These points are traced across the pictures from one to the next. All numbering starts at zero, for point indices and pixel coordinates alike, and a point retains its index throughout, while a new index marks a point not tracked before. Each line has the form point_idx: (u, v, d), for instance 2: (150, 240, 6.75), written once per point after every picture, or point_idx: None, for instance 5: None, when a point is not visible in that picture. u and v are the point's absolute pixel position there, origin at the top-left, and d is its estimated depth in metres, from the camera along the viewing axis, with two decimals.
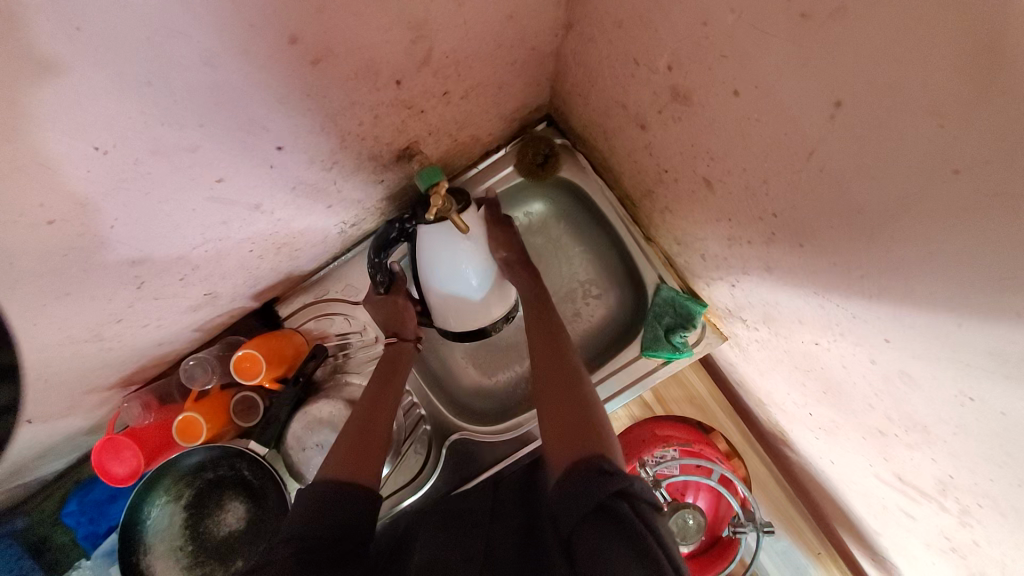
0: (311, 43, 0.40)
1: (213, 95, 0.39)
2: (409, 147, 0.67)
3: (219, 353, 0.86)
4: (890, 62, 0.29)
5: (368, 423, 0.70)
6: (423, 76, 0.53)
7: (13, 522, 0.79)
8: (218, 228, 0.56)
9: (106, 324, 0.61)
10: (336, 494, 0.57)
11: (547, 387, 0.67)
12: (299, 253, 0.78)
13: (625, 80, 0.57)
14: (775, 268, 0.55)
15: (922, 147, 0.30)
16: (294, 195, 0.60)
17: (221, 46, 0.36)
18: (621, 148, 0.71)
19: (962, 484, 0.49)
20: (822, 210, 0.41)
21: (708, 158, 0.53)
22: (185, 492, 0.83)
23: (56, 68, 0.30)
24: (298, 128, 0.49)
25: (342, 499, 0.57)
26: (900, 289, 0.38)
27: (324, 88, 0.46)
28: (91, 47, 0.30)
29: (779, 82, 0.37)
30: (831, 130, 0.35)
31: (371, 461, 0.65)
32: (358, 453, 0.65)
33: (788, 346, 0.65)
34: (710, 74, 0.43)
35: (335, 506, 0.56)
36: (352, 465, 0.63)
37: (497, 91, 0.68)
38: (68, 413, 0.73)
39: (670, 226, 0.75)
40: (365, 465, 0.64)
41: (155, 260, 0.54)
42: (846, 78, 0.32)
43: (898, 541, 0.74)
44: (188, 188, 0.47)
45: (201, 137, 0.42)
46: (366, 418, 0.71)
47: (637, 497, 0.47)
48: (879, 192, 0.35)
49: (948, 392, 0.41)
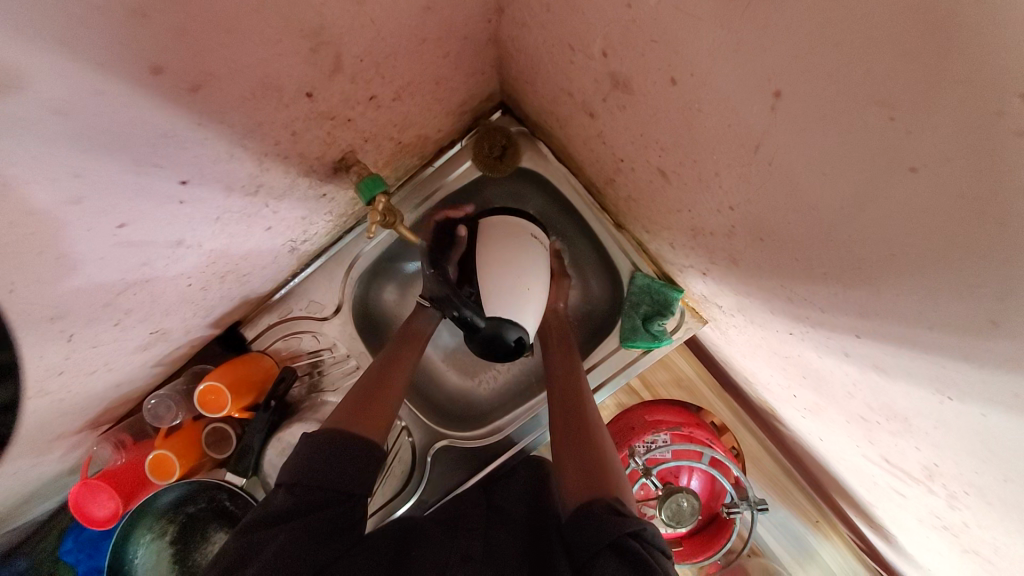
0: (183, 69, 0.35)
1: (82, 141, 0.34)
2: (345, 158, 0.61)
3: (185, 387, 0.83)
4: (828, 47, 0.24)
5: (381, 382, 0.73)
6: (338, 83, 0.48)
7: (15, 564, 0.76)
8: (141, 270, 0.52)
9: (48, 379, 0.57)
10: (330, 453, 0.61)
11: (569, 426, 0.72)
12: (249, 277, 0.74)
13: (566, 67, 0.52)
14: (740, 260, 0.51)
15: (872, 142, 0.25)
16: (222, 224, 0.56)
17: (71, 90, 0.31)
18: (576, 137, 0.66)
19: (947, 472, 0.47)
20: (776, 204, 0.37)
21: (659, 148, 0.48)
22: (169, 528, 0.82)
23: None
24: (200, 159, 0.44)
25: (336, 457, 0.60)
26: (864, 288, 0.35)
27: (218, 114, 0.41)
28: None
29: (716, 71, 0.32)
30: (774, 124, 0.31)
31: (376, 419, 0.68)
32: (363, 410, 0.69)
33: (764, 334, 0.62)
34: (644, 60, 0.38)
35: (331, 462, 0.60)
36: (355, 421, 0.67)
37: (435, 87, 0.62)
38: (39, 461, 0.71)
39: (635, 214, 0.70)
40: (368, 422, 0.68)
41: (77, 312, 0.50)
42: (782, 63, 0.27)
43: (892, 513, 0.73)
44: (89, 239, 0.42)
45: (82, 186, 0.37)
46: (378, 378, 0.74)
47: (649, 539, 0.54)
48: (832, 190, 0.31)
49: (925, 390, 0.38)
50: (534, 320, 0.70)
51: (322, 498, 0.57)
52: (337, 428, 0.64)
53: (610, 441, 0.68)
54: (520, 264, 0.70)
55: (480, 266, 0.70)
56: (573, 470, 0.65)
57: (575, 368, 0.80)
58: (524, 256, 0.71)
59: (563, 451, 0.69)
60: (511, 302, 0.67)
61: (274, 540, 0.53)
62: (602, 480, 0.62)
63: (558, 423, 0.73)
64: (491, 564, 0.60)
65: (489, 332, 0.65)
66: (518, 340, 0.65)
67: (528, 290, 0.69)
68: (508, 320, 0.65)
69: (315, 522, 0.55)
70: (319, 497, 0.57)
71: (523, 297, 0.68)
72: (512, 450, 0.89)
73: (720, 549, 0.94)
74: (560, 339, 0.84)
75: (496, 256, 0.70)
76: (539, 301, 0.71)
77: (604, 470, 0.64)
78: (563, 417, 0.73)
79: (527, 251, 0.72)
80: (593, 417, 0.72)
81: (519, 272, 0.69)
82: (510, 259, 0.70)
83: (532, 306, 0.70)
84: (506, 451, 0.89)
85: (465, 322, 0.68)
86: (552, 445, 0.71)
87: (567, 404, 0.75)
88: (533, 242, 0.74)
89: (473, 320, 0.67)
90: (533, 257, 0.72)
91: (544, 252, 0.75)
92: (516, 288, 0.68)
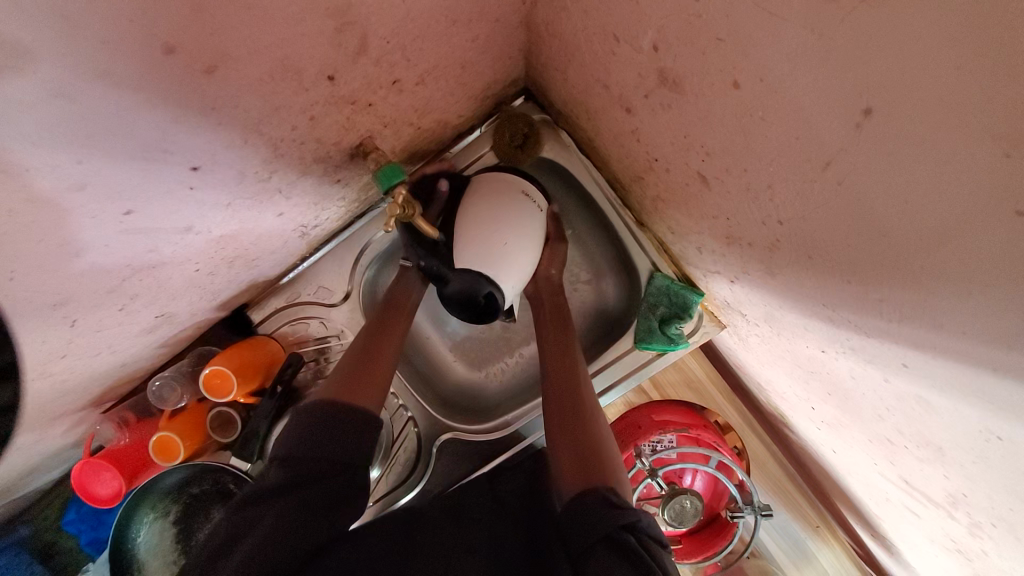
0: (198, 50, 0.32)
1: (86, 125, 0.31)
2: (362, 144, 0.58)
3: (190, 368, 0.81)
4: (945, 69, 0.21)
5: (371, 355, 0.69)
6: (362, 66, 0.45)
7: (19, 530, 0.77)
8: (147, 256, 0.49)
9: (51, 362, 0.55)
10: (325, 422, 0.58)
11: (563, 409, 0.69)
12: (258, 262, 0.72)
13: (606, 58, 0.48)
14: (778, 273, 0.48)
15: (977, 179, 0.23)
16: (232, 210, 0.53)
17: (75, 73, 0.28)
18: (606, 130, 0.63)
19: (975, 503, 0.45)
20: (836, 226, 0.35)
21: (702, 152, 0.45)
22: (172, 508, 0.81)
23: None
24: (212, 145, 0.41)
25: (333, 428, 0.58)
26: (927, 321, 0.33)
27: (233, 98, 0.38)
28: None
29: (794, 80, 0.29)
30: (856, 144, 0.28)
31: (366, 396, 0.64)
32: (354, 384, 0.65)
33: (791, 347, 0.61)
34: (703, 59, 0.35)
35: (328, 433, 0.57)
36: (348, 390, 0.64)
37: (461, 71, 0.58)
38: (41, 438, 0.69)
39: (661, 214, 0.67)
40: (364, 389, 0.65)
41: (81, 297, 0.48)
42: (880, 80, 0.24)
43: (901, 529, 0.72)
44: (93, 226, 0.39)
45: (86, 173, 0.34)
46: (368, 350, 0.70)
47: (644, 532, 0.53)
48: (910, 221, 0.28)
49: (974, 425, 0.36)
50: (515, 283, 0.67)
51: (321, 469, 0.55)
52: (328, 397, 0.62)
53: (606, 426, 0.66)
54: (506, 229, 0.65)
55: (463, 222, 0.66)
56: (568, 457, 0.63)
57: (572, 345, 0.77)
58: (511, 213, 0.67)
59: (558, 436, 0.67)
60: (489, 258, 0.63)
61: (265, 518, 0.51)
62: (598, 469, 0.61)
63: (553, 404, 0.71)
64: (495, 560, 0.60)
65: (457, 286, 0.62)
66: (488, 297, 0.62)
67: (512, 248, 0.65)
68: (478, 275, 0.62)
69: (314, 493, 0.53)
70: (314, 469, 0.55)
71: (505, 261, 0.65)
72: (521, 444, 0.88)
73: (720, 549, 0.95)
74: (555, 309, 0.80)
75: (481, 212, 0.66)
76: (523, 267, 0.67)
77: (599, 458, 0.62)
78: (558, 399, 0.70)
79: (516, 212, 0.67)
80: (590, 402, 0.70)
81: (505, 236, 0.65)
82: (495, 222, 0.65)
83: (514, 271, 0.66)
84: (515, 445, 0.89)
85: (432, 275, 0.66)
86: (546, 428, 0.69)
87: (561, 385, 0.72)
88: (526, 197, 0.70)
89: (439, 272, 0.65)
90: (525, 214, 0.68)
91: (536, 212, 0.70)
92: (498, 244, 0.64)
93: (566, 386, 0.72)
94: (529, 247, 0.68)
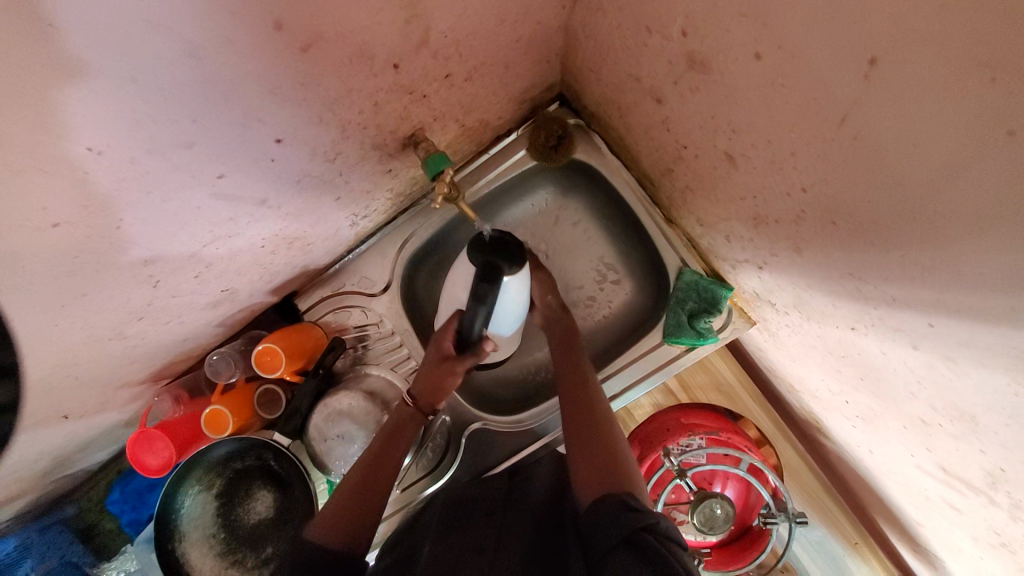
0: (300, 28, 0.39)
1: (207, 86, 0.39)
2: (414, 135, 0.64)
3: (243, 348, 0.88)
4: (932, 8, 0.25)
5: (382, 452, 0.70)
6: (422, 58, 0.52)
7: (64, 509, 0.81)
8: (227, 225, 0.56)
9: (128, 323, 0.60)
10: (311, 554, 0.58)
11: (580, 425, 0.71)
12: (312, 247, 0.78)
13: (638, 51, 0.54)
14: (805, 248, 0.50)
15: (972, 106, 0.26)
16: (300, 188, 0.60)
17: (204, 38, 0.35)
18: (636, 126, 0.67)
19: (1014, 479, 0.44)
20: (857, 183, 0.37)
21: (729, 130, 0.49)
22: (215, 482, 0.84)
23: (62, 67, 0.30)
24: (295, 119, 0.49)
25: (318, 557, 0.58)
26: (945, 268, 0.34)
27: (319, 75, 0.45)
28: (55, 53, 0.29)
29: (808, 41, 0.34)
30: (866, 93, 0.32)
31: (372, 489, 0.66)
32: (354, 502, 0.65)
33: (821, 332, 0.61)
34: (728, 36, 0.40)
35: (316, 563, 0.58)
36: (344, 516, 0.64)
37: (504, 71, 0.65)
38: (104, 407, 0.74)
39: (690, 206, 0.71)
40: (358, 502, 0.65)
41: (167, 259, 0.54)
42: (883, 27, 0.28)
43: (943, 534, 0.68)
44: (192, 186, 0.47)
45: (196, 132, 0.42)
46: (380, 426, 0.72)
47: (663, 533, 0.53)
48: (919, 164, 0.31)
49: (999, 380, 0.37)
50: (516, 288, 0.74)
51: None
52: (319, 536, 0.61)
53: (621, 435, 0.69)
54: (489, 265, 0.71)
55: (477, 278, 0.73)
56: (587, 467, 0.65)
57: (585, 365, 0.79)
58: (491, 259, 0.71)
59: (577, 451, 0.68)
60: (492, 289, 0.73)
61: None
62: (616, 475, 0.62)
63: (569, 418, 0.73)
64: (506, 554, 0.59)
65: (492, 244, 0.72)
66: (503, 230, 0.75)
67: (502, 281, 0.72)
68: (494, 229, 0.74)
69: None
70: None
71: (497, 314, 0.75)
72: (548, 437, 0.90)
73: (751, 561, 0.90)
74: (565, 337, 0.83)
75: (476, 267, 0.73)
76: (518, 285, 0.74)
77: (617, 467, 0.64)
78: (575, 416, 0.72)
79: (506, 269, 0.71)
80: (603, 416, 0.72)
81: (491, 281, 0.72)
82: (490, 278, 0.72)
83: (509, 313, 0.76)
84: (541, 438, 0.90)
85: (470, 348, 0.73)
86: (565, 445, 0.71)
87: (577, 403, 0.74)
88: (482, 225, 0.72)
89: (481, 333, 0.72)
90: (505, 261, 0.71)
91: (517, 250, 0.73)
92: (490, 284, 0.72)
93: (583, 403, 0.74)
94: (517, 297, 0.75)
